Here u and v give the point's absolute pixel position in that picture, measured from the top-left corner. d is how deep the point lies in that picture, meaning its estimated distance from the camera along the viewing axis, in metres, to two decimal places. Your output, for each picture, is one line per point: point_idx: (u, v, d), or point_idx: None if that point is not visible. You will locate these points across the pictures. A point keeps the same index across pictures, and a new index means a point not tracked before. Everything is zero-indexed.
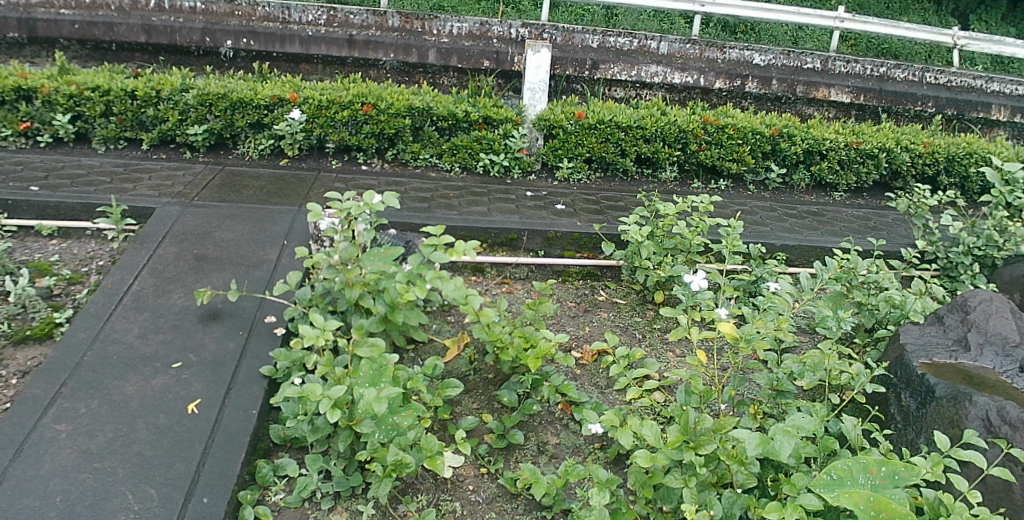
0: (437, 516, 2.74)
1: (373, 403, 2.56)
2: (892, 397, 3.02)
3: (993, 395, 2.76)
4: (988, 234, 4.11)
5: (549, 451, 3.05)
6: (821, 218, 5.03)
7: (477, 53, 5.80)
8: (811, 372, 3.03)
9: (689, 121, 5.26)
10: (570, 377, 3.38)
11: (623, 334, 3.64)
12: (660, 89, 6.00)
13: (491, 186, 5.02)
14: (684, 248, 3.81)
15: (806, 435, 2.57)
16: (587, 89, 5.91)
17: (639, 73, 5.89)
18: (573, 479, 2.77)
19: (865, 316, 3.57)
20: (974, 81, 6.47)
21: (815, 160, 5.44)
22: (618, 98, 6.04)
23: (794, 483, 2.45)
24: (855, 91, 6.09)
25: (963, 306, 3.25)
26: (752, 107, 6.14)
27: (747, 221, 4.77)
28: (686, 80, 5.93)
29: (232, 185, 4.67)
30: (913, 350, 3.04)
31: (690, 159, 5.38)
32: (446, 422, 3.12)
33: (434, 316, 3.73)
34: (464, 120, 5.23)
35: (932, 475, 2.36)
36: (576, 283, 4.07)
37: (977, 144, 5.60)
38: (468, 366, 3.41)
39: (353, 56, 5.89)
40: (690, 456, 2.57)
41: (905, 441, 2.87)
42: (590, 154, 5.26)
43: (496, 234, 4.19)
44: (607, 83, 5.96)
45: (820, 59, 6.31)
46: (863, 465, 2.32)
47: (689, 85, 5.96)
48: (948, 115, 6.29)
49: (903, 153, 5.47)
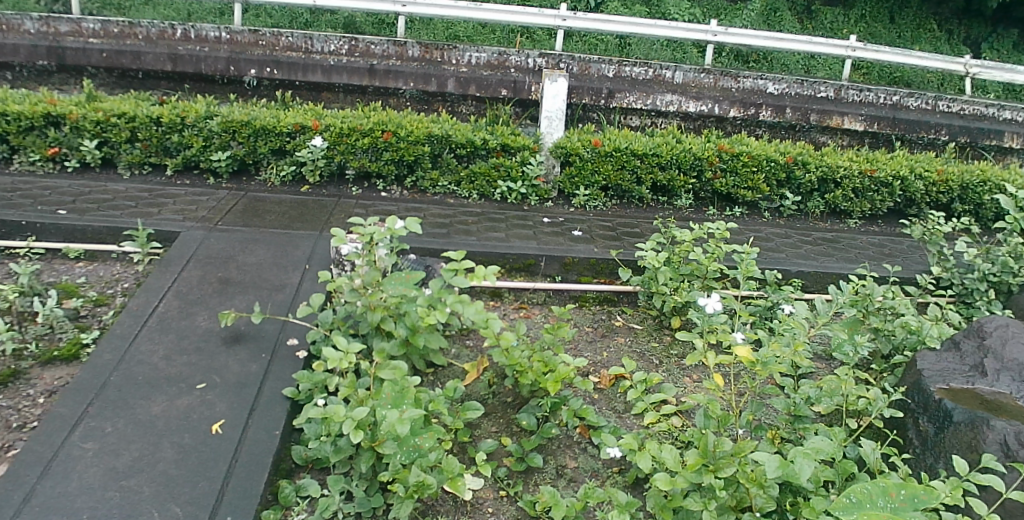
0: None
1: (395, 425, 2.62)
2: (910, 422, 3.05)
3: (1012, 419, 2.77)
4: (1004, 261, 4.06)
5: (568, 474, 3.09)
6: (835, 245, 5.05)
7: (495, 82, 5.92)
8: (828, 397, 3.07)
9: (704, 148, 5.33)
10: (588, 401, 3.40)
11: (640, 360, 3.60)
12: (675, 117, 6.09)
13: (509, 213, 5.09)
14: (700, 274, 3.71)
15: (825, 459, 2.60)
16: (603, 117, 6.01)
17: (654, 102, 5.98)
18: (593, 502, 2.82)
19: (881, 341, 3.58)
20: (986, 109, 6.51)
21: (829, 188, 5.50)
22: (633, 127, 6.11)
23: (814, 507, 2.50)
24: (868, 119, 6.14)
25: (979, 332, 3.26)
26: (767, 135, 6.22)
27: (762, 247, 4.81)
28: (700, 109, 6.02)
29: (255, 210, 4.77)
30: (930, 376, 3.07)
31: (706, 187, 5.44)
32: (466, 445, 3.17)
33: (453, 340, 3.76)
34: (482, 148, 5.31)
35: (951, 499, 2.38)
36: (593, 308, 4.07)
37: (991, 172, 5.62)
38: (487, 390, 3.44)
39: (373, 85, 6.03)
40: (709, 479, 2.60)
41: (924, 466, 2.91)
42: (606, 182, 5.33)
43: (514, 260, 4.23)
44: (623, 111, 6.05)
45: (833, 88, 6.35)
46: (883, 488, 2.36)
47: (703, 113, 6.05)
48: (962, 142, 6.31)
49: (917, 181, 5.50)
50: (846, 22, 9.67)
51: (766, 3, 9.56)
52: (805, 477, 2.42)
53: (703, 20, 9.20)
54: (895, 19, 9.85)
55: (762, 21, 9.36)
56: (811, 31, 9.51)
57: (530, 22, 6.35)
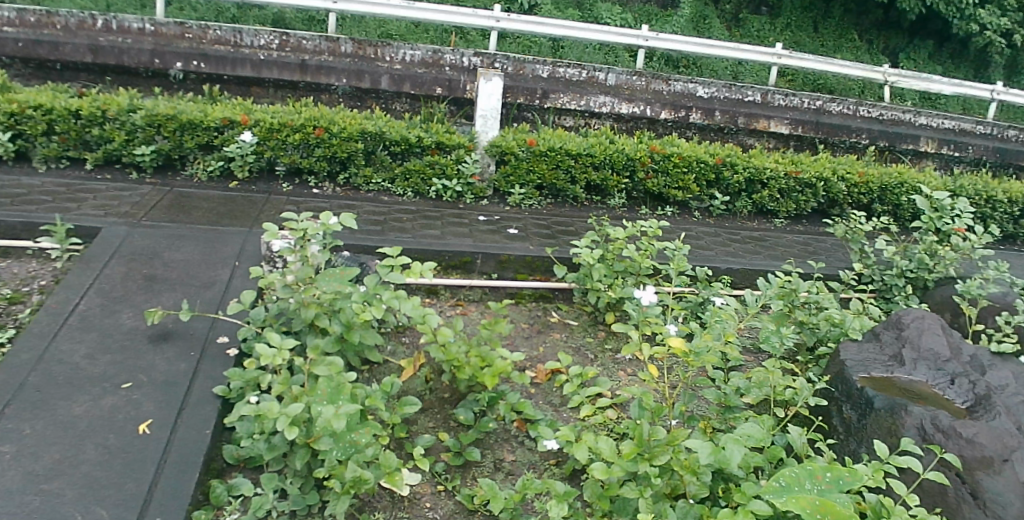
0: None
1: (332, 420, 2.61)
2: (835, 410, 3.17)
3: (928, 406, 2.97)
4: (920, 257, 4.13)
5: (505, 468, 3.12)
6: (762, 243, 5.23)
7: (429, 80, 5.90)
8: (757, 388, 3.20)
9: (636, 149, 5.45)
10: (525, 395, 3.38)
11: (576, 355, 3.59)
12: (608, 119, 6.19)
13: (444, 211, 5.07)
14: (634, 270, 3.68)
15: (754, 444, 2.76)
16: (538, 117, 6.05)
17: (588, 103, 6.09)
18: (531, 493, 2.91)
19: (807, 334, 3.71)
20: (904, 115, 6.91)
21: (756, 189, 5.69)
22: (568, 127, 6.17)
23: (745, 492, 2.62)
24: (792, 123, 6.40)
25: (897, 324, 3.46)
26: (697, 137, 6.37)
27: (693, 246, 4.93)
28: (633, 111, 6.13)
29: (181, 205, 4.61)
30: (853, 366, 3.22)
31: (639, 187, 5.55)
32: (403, 441, 3.15)
33: (388, 337, 3.65)
34: (416, 145, 5.27)
35: (873, 481, 2.55)
36: (529, 305, 4.01)
37: (908, 175, 5.94)
38: (424, 386, 3.36)
39: (305, 81, 5.92)
40: (644, 467, 2.76)
41: (849, 451, 3.03)
42: (541, 181, 5.37)
43: (450, 257, 4.18)
44: (557, 112, 6.12)
45: (760, 93, 6.62)
46: (810, 472, 2.53)
47: (636, 115, 6.17)
48: (881, 146, 6.63)
49: (839, 183, 5.76)
50: (772, 31, 10.06)
51: (696, 11, 9.86)
52: (736, 462, 2.58)
53: (635, 25, 9.43)
54: (819, 28, 10.27)
55: (692, 28, 9.66)
56: (738, 38, 9.87)
57: (465, 22, 6.34)
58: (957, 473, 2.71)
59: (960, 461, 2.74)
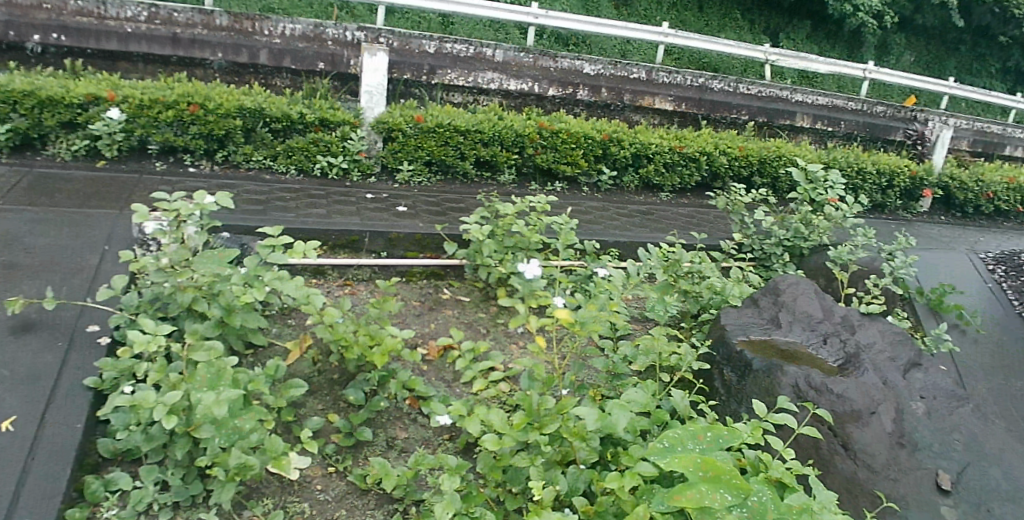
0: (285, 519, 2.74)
1: (212, 407, 2.53)
2: (716, 373, 3.16)
3: (802, 365, 3.05)
4: (796, 227, 4.31)
5: (398, 445, 3.09)
6: (648, 217, 5.41)
7: (311, 55, 5.75)
8: (644, 355, 3.19)
9: (525, 126, 5.51)
10: (417, 372, 3.33)
11: (468, 330, 3.60)
12: (496, 95, 6.21)
13: (330, 188, 4.96)
14: (524, 245, 3.67)
15: (639, 409, 2.80)
16: (425, 94, 5.97)
17: (475, 80, 6.07)
18: (424, 469, 2.86)
19: (690, 302, 3.64)
20: (781, 92, 7.35)
21: (643, 163, 5.87)
22: (455, 104, 6.14)
23: (633, 454, 2.71)
24: (677, 99, 6.61)
25: (775, 289, 3.48)
26: (585, 113, 6.48)
27: (582, 220, 5.03)
28: (521, 87, 6.19)
29: (42, 187, 4.31)
30: (732, 330, 3.23)
31: (528, 162, 5.63)
32: (291, 424, 3.08)
33: (273, 320, 3.56)
34: (299, 122, 5.15)
35: (752, 438, 2.68)
36: (419, 283, 3.96)
37: (785, 148, 6.28)
38: (312, 368, 3.30)
39: (177, 55, 5.65)
40: (534, 436, 2.78)
41: (729, 412, 3.00)
42: (429, 157, 5.34)
43: (337, 236, 4.07)
44: (445, 88, 6.05)
45: (645, 71, 6.80)
46: (692, 433, 2.64)
47: (524, 91, 6.23)
48: (760, 122, 6.98)
49: (720, 156, 6.02)
50: (657, 12, 10.48)
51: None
52: (621, 427, 2.63)
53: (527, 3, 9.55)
54: (698, 10, 11.08)
55: (581, 7, 9.90)
56: (626, 17, 10.16)
57: None
58: (830, 428, 2.84)
59: (831, 415, 2.85)
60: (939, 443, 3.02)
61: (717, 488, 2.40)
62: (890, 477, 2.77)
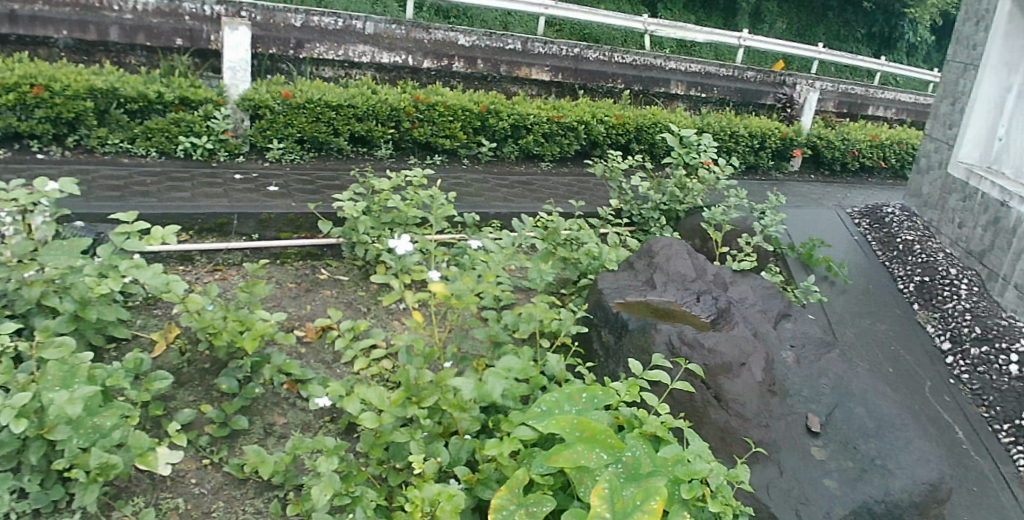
0: (157, 517, 2.61)
1: (65, 404, 2.35)
2: (595, 335, 3.18)
3: (677, 323, 3.09)
4: (671, 191, 4.43)
5: (277, 431, 2.96)
6: (529, 187, 5.43)
7: (168, 31, 5.46)
8: (526, 322, 3.03)
9: (399, 99, 5.45)
10: (294, 356, 3.18)
11: (348, 310, 3.49)
12: (369, 68, 6.15)
13: (194, 170, 4.77)
14: (402, 221, 3.61)
15: (516, 375, 2.68)
16: (293, 68, 5.86)
17: (346, 52, 5.99)
18: (302, 453, 2.72)
19: (570, 270, 3.63)
20: (654, 60, 7.50)
21: (522, 134, 5.94)
22: (326, 79, 6.06)
23: (512, 420, 2.61)
24: (553, 70, 6.73)
25: (648, 252, 3.50)
26: (461, 85, 6.51)
27: (463, 194, 4.97)
28: (395, 60, 6.15)
29: None
30: (608, 293, 3.20)
31: (405, 136, 5.58)
32: (160, 419, 2.91)
33: (137, 311, 3.39)
34: (157, 102, 4.94)
35: (628, 397, 2.63)
36: (295, 264, 3.83)
37: (661, 115, 6.44)
38: (180, 358, 3.14)
39: (17, 33, 5.25)
40: (413, 410, 2.63)
41: (608, 372, 3.00)
42: (301, 134, 5.24)
43: (202, 220, 3.89)
44: (313, 62, 5.96)
45: (520, 41, 6.78)
46: (567, 395, 2.58)
47: (398, 64, 6.18)
48: (635, 90, 7.15)
49: (598, 125, 6.16)
50: None
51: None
52: (497, 395, 2.52)
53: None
54: None
55: None
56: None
57: None
58: (702, 381, 2.82)
59: (703, 369, 2.84)
60: (808, 387, 3.06)
61: (593, 447, 2.39)
62: (760, 424, 2.79)
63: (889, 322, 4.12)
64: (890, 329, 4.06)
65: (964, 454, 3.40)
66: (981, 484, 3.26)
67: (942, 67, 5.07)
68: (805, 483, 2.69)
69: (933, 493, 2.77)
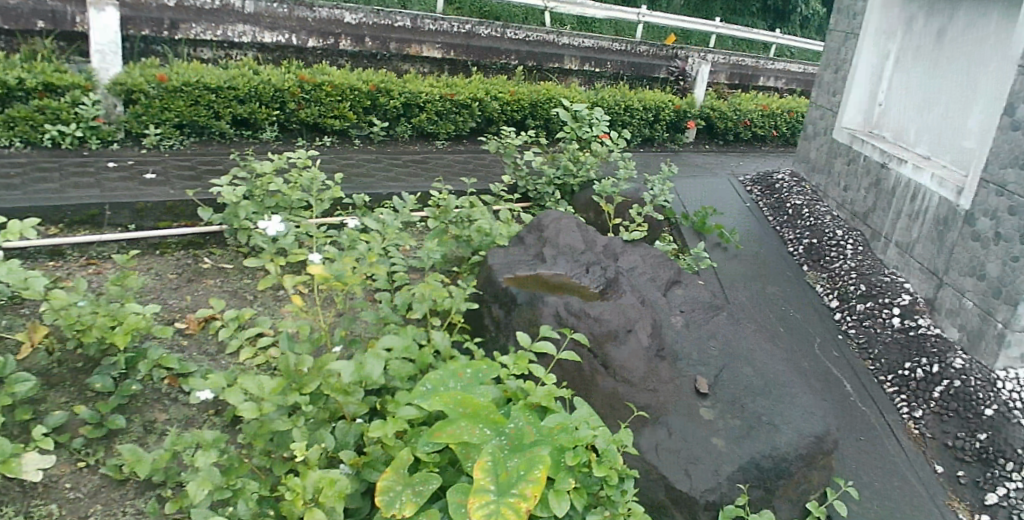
0: None
1: None
2: (485, 312, 3.10)
3: (565, 295, 3.08)
4: (565, 165, 4.47)
5: (158, 428, 2.80)
6: (423, 165, 5.40)
7: (27, 12, 5.23)
8: (419, 302, 2.95)
9: (283, 79, 5.52)
10: (175, 349, 3.04)
11: (233, 299, 3.38)
12: (250, 49, 6.17)
13: (64, 159, 4.64)
14: (285, 204, 3.51)
15: (399, 354, 2.63)
16: (169, 50, 5.80)
17: (225, 33, 5.99)
18: (182, 449, 2.55)
19: (463, 247, 3.53)
20: (547, 36, 7.62)
21: (414, 113, 6.05)
22: (205, 60, 6.05)
23: (399, 400, 2.48)
24: (444, 47, 6.91)
25: (538, 226, 3.48)
26: (350, 64, 6.62)
27: (354, 176, 4.87)
28: (277, 39, 6.19)
29: None
30: (498, 268, 3.15)
31: (292, 118, 5.65)
32: (28, 423, 2.70)
33: (2, 312, 3.21)
34: (18, 89, 4.81)
35: (517, 369, 2.57)
36: (176, 254, 3.71)
37: (554, 91, 6.73)
38: (49, 359, 2.95)
39: None
40: (294, 398, 2.50)
41: (498, 346, 2.96)
42: (179, 119, 5.20)
43: (72, 211, 3.69)
44: (191, 43, 5.94)
45: (409, 18, 6.75)
46: (452, 371, 2.52)
47: (281, 44, 6.24)
48: (529, 66, 7.44)
49: (492, 102, 6.35)
50: None
51: None
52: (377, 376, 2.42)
53: None
54: None
55: None
56: None
57: None
58: (588, 351, 2.84)
59: (590, 337, 2.87)
60: (696, 351, 3.13)
61: (476, 423, 2.35)
62: (648, 389, 2.83)
63: (779, 283, 4.42)
64: (780, 290, 4.35)
65: (852, 406, 3.56)
66: (867, 432, 3.42)
67: (829, 36, 5.39)
68: (694, 444, 2.74)
69: (818, 445, 2.86)
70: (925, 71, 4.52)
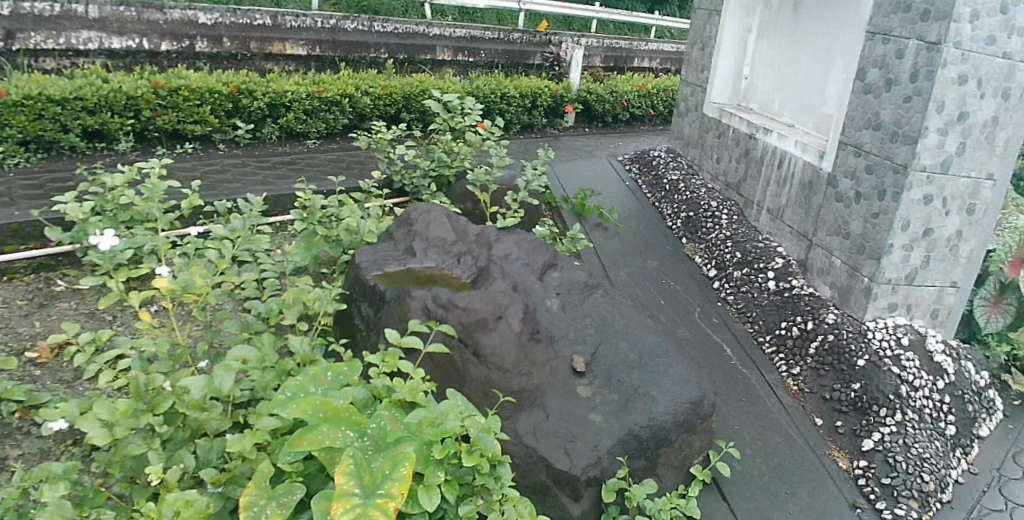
0: None
1: None
2: (355, 311, 3.09)
3: (436, 287, 3.07)
4: (438, 156, 4.50)
5: (11, 464, 2.62)
6: (292, 166, 5.28)
7: None
8: (289, 309, 2.90)
9: (135, 87, 5.34)
10: (26, 380, 2.86)
11: (90, 321, 3.24)
12: (98, 56, 5.96)
13: None
14: (142, 217, 3.46)
15: (257, 364, 2.59)
16: (6, 62, 5.55)
17: (69, 40, 5.79)
18: (32, 484, 2.38)
19: (332, 248, 3.54)
20: (417, 27, 7.71)
21: (281, 112, 5.97)
22: (48, 70, 5.77)
23: (260, 412, 2.43)
24: (309, 43, 6.83)
25: (407, 220, 3.47)
26: (209, 66, 6.49)
27: (216, 182, 4.70)
28: (126, 45, 6.03)
29: None
30: (367, 266, 3.13)
31: (148, 126, 5.45)
32: None
33: None
34: None
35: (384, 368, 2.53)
36: (26, 280, 3.54)
37: (426, 83, 6.76)
38: None
39: None
40: (147, 419, 2.39)
41: (370, 345, 2.94)
42: (21, 135, 4.91)
43: None
44: (32, 53, 5.69)
45: (269, 16, 6.85)
46: (312, 377, 2.47)
47: (131, 49, 6.08)
48: (400, 59, 7.46)
49: (363, 97, 6.34)
50: None
51: None
52: (228, 388, 2.36)
53: None
54: None
55: None
56: None
57: None
58: (458, 341, 2.86)
59: (459, 327, 2.89)
60: (574, 330, 3.15)
61: (338, 426, 2.30)
62: (520, 373, 2.87)
63: (661, 257, 4.56)
64: (660, 264, 4.49)
65: (733, 369, 3.68)
66: (748, 392, 3.55)
67: (694, 14, 5.60)
68: (574, 422, 2.78)
69: (696, 410, 2.94)
70: (783, 43, 4.75)
